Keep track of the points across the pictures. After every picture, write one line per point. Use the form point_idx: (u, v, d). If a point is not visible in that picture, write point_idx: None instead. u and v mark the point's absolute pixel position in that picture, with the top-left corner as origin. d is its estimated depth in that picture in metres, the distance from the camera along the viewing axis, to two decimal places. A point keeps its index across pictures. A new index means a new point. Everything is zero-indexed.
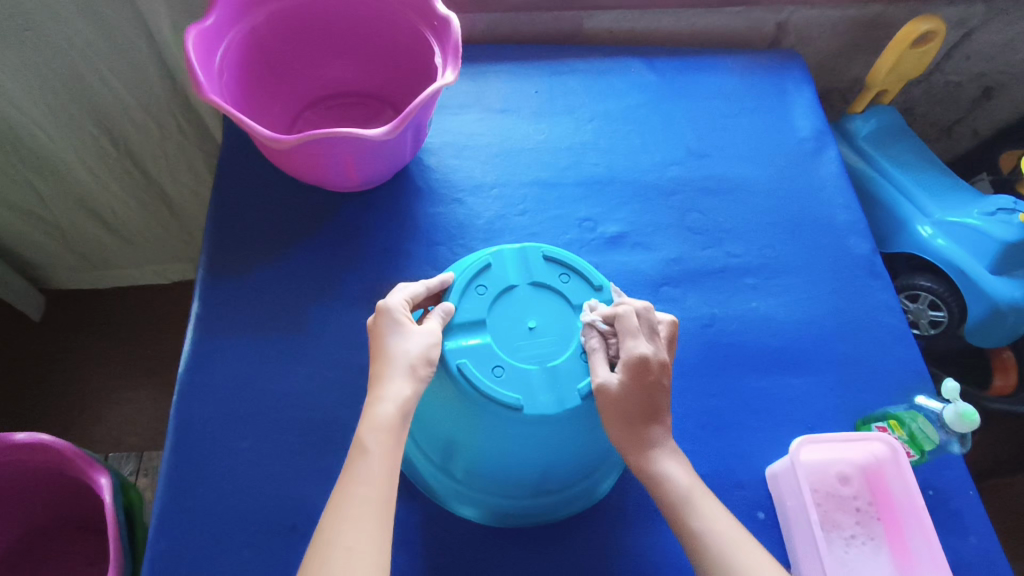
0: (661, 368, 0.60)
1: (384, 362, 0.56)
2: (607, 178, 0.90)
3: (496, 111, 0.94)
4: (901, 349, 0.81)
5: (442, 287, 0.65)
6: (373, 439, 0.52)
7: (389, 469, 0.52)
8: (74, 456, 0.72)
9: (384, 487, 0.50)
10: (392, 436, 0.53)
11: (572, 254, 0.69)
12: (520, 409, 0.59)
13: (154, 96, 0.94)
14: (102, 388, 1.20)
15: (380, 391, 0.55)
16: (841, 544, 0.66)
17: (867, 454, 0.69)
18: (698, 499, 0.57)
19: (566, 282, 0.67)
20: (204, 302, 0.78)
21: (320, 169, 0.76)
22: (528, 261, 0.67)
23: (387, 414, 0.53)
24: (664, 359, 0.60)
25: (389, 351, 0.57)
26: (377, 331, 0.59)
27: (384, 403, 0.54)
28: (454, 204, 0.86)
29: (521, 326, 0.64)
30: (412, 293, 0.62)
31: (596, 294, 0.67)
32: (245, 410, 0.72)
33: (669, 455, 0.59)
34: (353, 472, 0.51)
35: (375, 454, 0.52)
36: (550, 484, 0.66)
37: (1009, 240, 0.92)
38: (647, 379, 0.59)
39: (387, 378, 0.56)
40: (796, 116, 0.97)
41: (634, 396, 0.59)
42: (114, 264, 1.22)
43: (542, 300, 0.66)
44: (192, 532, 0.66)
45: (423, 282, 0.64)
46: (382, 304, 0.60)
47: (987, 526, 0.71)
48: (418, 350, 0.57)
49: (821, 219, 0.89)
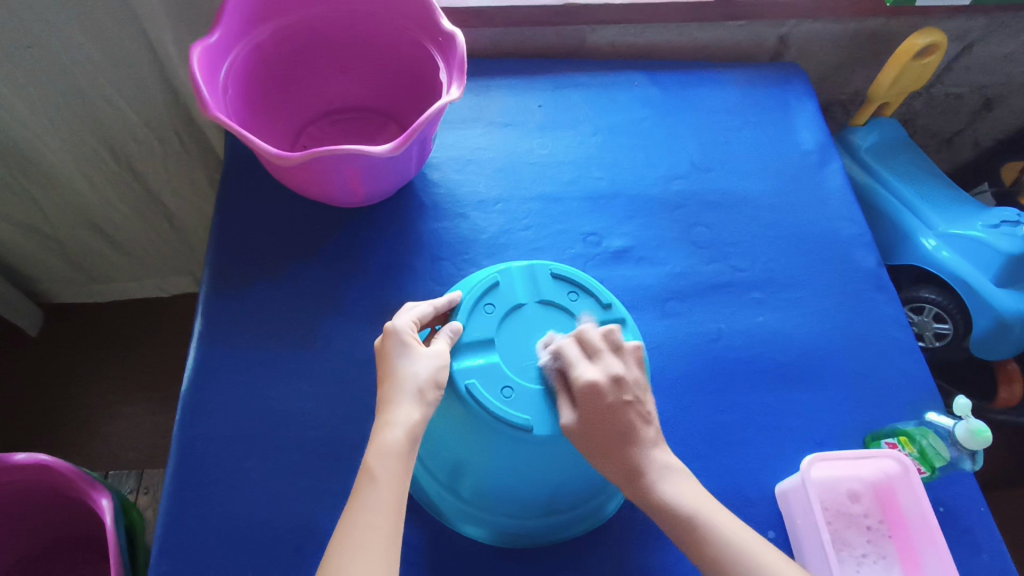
0: (615, 386, 0.60)
1: (393, 386, 0.56)
2: (611, 193, 0.90)
3: (499, 125, 0.94)
4: (908, 364, 0.81)
5: (450, 306, 0.64)
6: (382, 466, 0.52)
7: (397, 496, 0.51)
8: (74, 476, 0.71)
9: (392, 516, 0.50)
10: (401, 462, 0.52)
11: (581, 272, 0.69)
12: (530, 430, 0.59)
13: (156, 111, 0.94)
14: (102, 403, 1.20)
15: (389, 415, 0.54)
16: (853, 564, 0.65)
17: (878, 472, 0.69)
18: (705, 519, 0.57)
19: (574, 300, 0.67)
20: (207, 319, 0.77)
21: (325, 186, 0.76)
22: (536, 279, 0.67)
23: (396, 440, 0.53)
24: (614, 375, 0.60)
25: (398, 374, 0.56)
26: (385, 353, 0.58)
27: (393, 428, 0.53)
28: (459, 219, 0.86)
29: (530, 345, 0.63)
30: (420, 314, 0.62)
31: (604, 313, 0.67)
32: (248, 429, 0.72)
33: (659, 475, 0.59)
34: (361, 499, 0.50)
35: (383, 481, 0.51)
36: (558, 504, 0.65)
37: (1012, 252, 0.92)
38: (602, 404, 0.59)
39: (396, 402, 0.55)
40: (799, 129, 0.97)
41: (598, 424, 0.58)
42: (114, 278, 1.21)
43: (550, 319, 0.65)
44: (195, 555, 0.65)
45: (431, 302, 0.63)
46: (390, 324, 0.59)
47: (998, 543, 0.70)
48: (428, 373, 0.57)
49: (826, 233, 0.89)
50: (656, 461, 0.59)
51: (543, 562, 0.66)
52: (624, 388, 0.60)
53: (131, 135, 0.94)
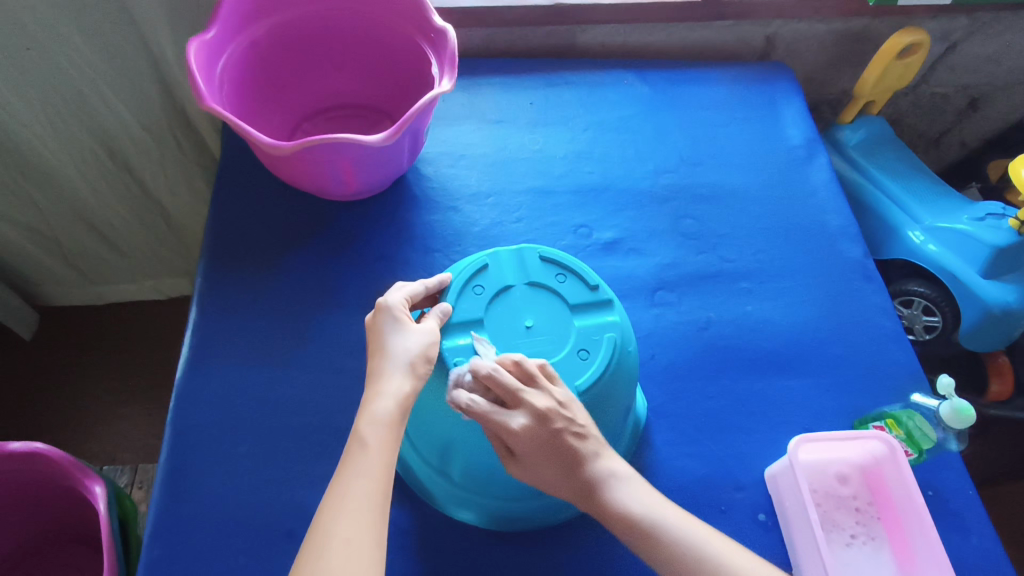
0: (544, 421, 0.57)
1: (384, 359, 0.57)
2: (601, 186, 0.91)
3: (491, 121, 0.95)
4: (896, 350, 0.81)
5: (440, 287, 0.66)
6: (371, 433, 0.52)
7: (387, 464, 0.51)
8: (68, 465, 0.72)
9: (382, 483, 0.50)
10: (391, 432, 0.53)
11: (569, 255, 0.69)
12: None
13: (153, 110, 0.95)
14: (98, 403, 1.20)
15: (379, 387, 0.55)
16: (842, 544, 0.65)
17: (866, 453, 0.69)
18: (659, 522, 0.57)
19: (562, 282, 0.67)
20: (202, 310, 0.78)
21: (319, 176, 0.77)
22: (522, 260, 0.67)
23: (386, 409, 0.54)
24: (541, 413, 0.56)
25: (389, 348, 0.57)
26: (376, 329, 0.60)
27: (384, 399, 0.54)
28: (451, 212, 0.87)
29: (518, 324, 0.64)
30: (411, 292, 0.63)
31: (592, 294, 0.67)
32: (241, 417, 0.72)
33: (610, 485, 0.59)
34: (351, 466, 0.51)
35: (373, 448, 0.51)
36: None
37: (999, 244, 0.93)
38: (541, 439, 0.57)
39: (386, 374, 0.56)
40: (786, 124, 0.99)
41: (537, 460, 0.58)
42: (109, 280, 1.21)
43: (538, 299, 0.66)
44: (188, 539, 0.66)
45: (422, 281, 0.64)
46: (381, 302, 0.60)
47: (987, 526, 0.71)
48: (418, 348, 0.57)
49: (813, 225, 0.90)
50: (606, 473, 0.59)
51: (534, 544, 0.66)
52: (550, 424, 0.57)
53: (127, 135, 0.96)
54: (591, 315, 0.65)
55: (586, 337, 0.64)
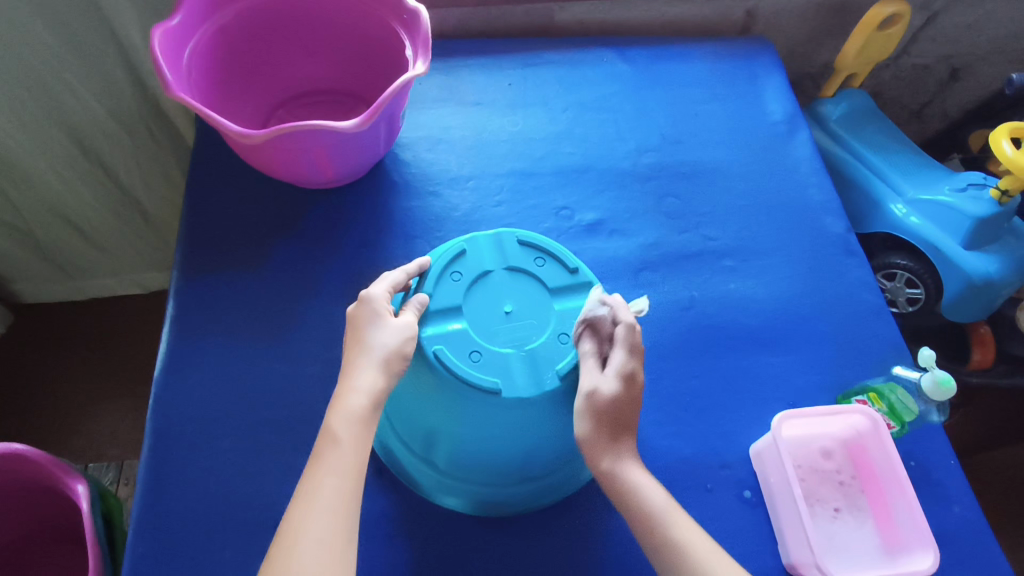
0: (621, 409, 0.60)
1: (360, 353, 0.56)
2: (583, 166, 0.90)
3: (469, 104, 0.94)
4: (879, 324, 0.82)
5: (420, 271, 0.65)
6: (343, 428, 0.52)
7: (359, 461, 0.51)
8: (49, 464, 0.71)
9: (351, 480, 0.50)
10: (364, 428, 0.53)
11: (549, 239, 0.68)
12: (498, 392, 0.59)
13: (123, 102, 0.93)
14: (81, 401, 1.18)
15: (352, 381, 0.55)
16: (826, 518, 0.66)
17: (848, 427, 0.70)
18: (675, 518, 0.57)
19: (541, 266, 0.66)
20: (179, 304, 0.77)
21: (293, 164, 0.75)
22: (501, 243, 0.67)
23: (358, 405, 0.53)
24: (621, 400, 0.59)
25: (366, 342, 0.57)
26: (356, 321, 0.59)
27: (356, 394, 0.54)
28: (431, 197, 0.86)
29: (497, 310, 0.63)
30: (393, 281, 0.62)
31: (572, 277, 0.66)
32: (223, 410, 0.71)
33: (638, 480, 0.58)
34: (322, 461, 0.51)
35: (345, 445, 0.51)
36: (532, 470, 0.65)
37: (982, 215, 0.93)
38: (606, 415, 0.59)
39: (360, 368, 0.55)
40: (768, 100, 0.98)
41: (598, 429, 0.59)
42: (88, 276, 1.19)
43: (517, 284, 0.65)
44: (173, 535, 0.65)
45: (403, 268, 0.63)
46: (364, 294, 0.59)
47: (969, 495, 0.72)
48: (395, 344, 0.57)
49: (795, 200, 0.90)
50: (637, 469, 0.59)
51: (521, 528, 0.67)
52: (622, 408, 0.60)
53: (97, 128, 0.93)
54: (570, 299, 0.65)
55: (566, 322, 0.63)
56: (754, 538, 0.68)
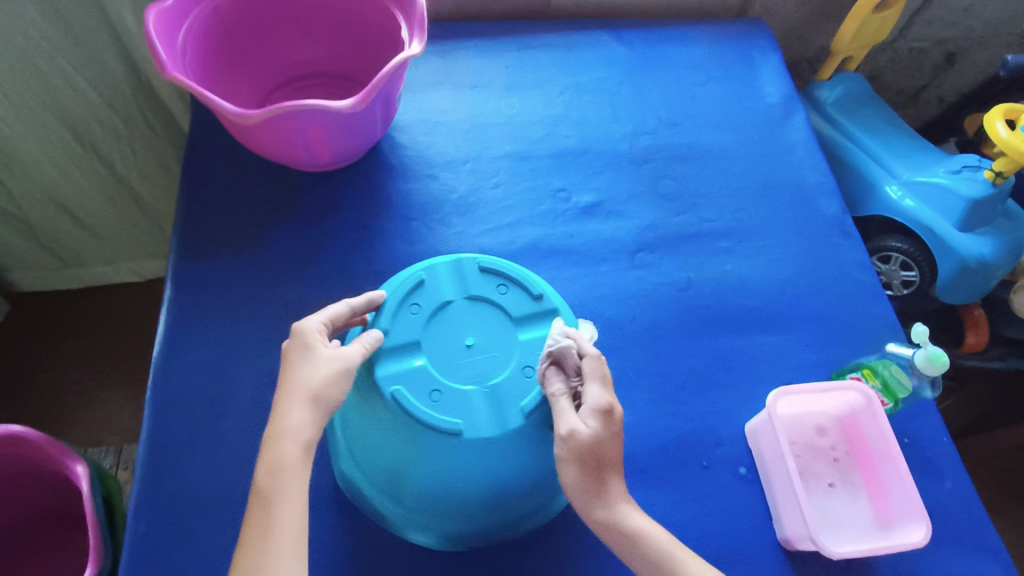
0: (605, 452, 0.58)
1: (286, 391, 0.55)
2: (579, 149, 0.90)
3: (466, 87, 0.93)
4: (873, 304, 0.82)
5: (369, 304, 0.64)
6: (276, 482, 0.52)
7: (295, 514, 0.51)
8: (48, 446, 0.72)
9: (291, 536, 0.50)
10: (297, 477, 0.52)
11: (512, 263, 0.69)
12: (460, 434, 0.59)
13: (119, 90, 0.92)
14: (80, 388, 1.19)
15: (280, 425, 0.54)
16: (820, 494, 0.66)
17: (843, 404, 0.70)
18: (680, 556, 0.56)
19: (503, 293, 0.67)
20: (177, 287, 0.77)
21: (289, 146, 0.75)
22: (465, 273, 0.68)
23: (289, 453, 0.53)
24: (601, 439, 0.58)
25: (294, 379, 0.56)
26: (288, 358, 0.58)
27: (285, 442, 0.53)
28: (428, 179, 0.86)
29: (458, 343, 0.64)
30: (331, 314, 0.61)
31: (535, 303, 0.67)
32: (221, 391, 0.72)
33: (637, 527, 0.57)
34: (258, 521, 0.50)
35: (279, 500, 0.51)
36: (500, 507, 0.62)
37: (976, 197, 0.94)
38: (591, 461, 0.58)
39: (286, 410, 0.54)
40: (764, 83, 0.98)
41: (585, 478, 0.58)
42: (84, 264, 1.18)
43: (480, 314, 0.66)
44: (172, 514, 0.65)
45: (346, 301, 0.62)
46: (297, 329, 0.59)
47: (961, 472, 0.72)
48: (322, 378, 0.56)
49: (791, 182, 0.90)
50: (634, 518, 0.58)
51: None
52: (605, 450, 0.58)
53: (92, 114, 0.93)
54: (534, 329, 0.66)
55: (529, 354, 0.64)
56: (749, 515, 0.69)
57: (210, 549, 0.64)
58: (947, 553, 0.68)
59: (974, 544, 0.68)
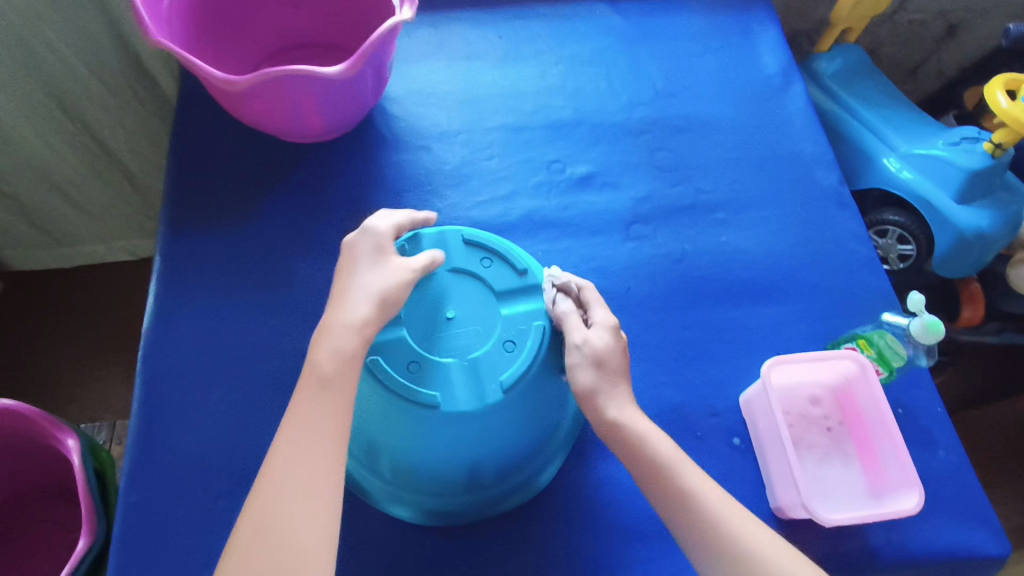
0: (615, 359, 0.58)
1: (353, 288, 0.56)
2: (574, 121, 0.89)
3: (459, 58, 0.92)
4: (869, 275, 0.82)
5: (422, 223, 0.65)
6: (333, 365, 0.52)
7: (344, 402, 0.51)
8: (39, 420, 0.71)
9: (336, 421, 0.50)
10: (355, 365, 0.53)
11: (497, 237, 0.65)
12: (436, 407, 0.56)
13: (105, 61, 0.90)
14: (74, 366, 1.18)
15: (343, 313, 0.55)
16: (813, 462, 0.66)
17: (837, 374, 0.70)
18: (681, 465, 0.54)
19: (487, 267, 0.63)
20: (166, 260, 0.76)
21: (279, 115, 0.74)
22: (445, 244, 0.64)
23: (350, 341, 0.53)
24: (610, 348, 0.58)
25: (362, 278, 0.57)
26: (355, 255, 0.59)
27: (347, 330, 0.54)
28: (420, 151, 0.85)
29: (438, 315, 0.60)
30: (398, 222, 0.63)
31: (520, 279, 0.63)
32: (213, 364, 0.71)
33: (641, 433, 0.55)
34: (309, 399, 0.51)
35: (334, 383, 0.51)
36: (481, 481, 0.61)
37: (975, 168, 0.93)
38: (603, 370, 0.57)
39: (351, 301, 0.55)
40: (762, 53, 0.97)
41: (600, 384, 0.57)
42: (76, 243, 1.17)
43: (460, 286, 0.62)
44: (164, 486, 0.65)
45: (407, 214, 0.64)
46: (369, 228, 0.60)
47: (954, 440, 0.73)
48: (389, 279, 0.57)
49: (789, 153, 0.89)
50: (639, 424, 0.56)
51: None
52: (614, 359, 0.58)
53: (78, 88, 0.91)
54: (517, 303, 0.62)
55: (512, 328, 0.60)
56: (743, 484, 0.69)
57: (202, 520, 0.64)
58: (939, 521, 0.68)
59: (966, 511, 0.69)
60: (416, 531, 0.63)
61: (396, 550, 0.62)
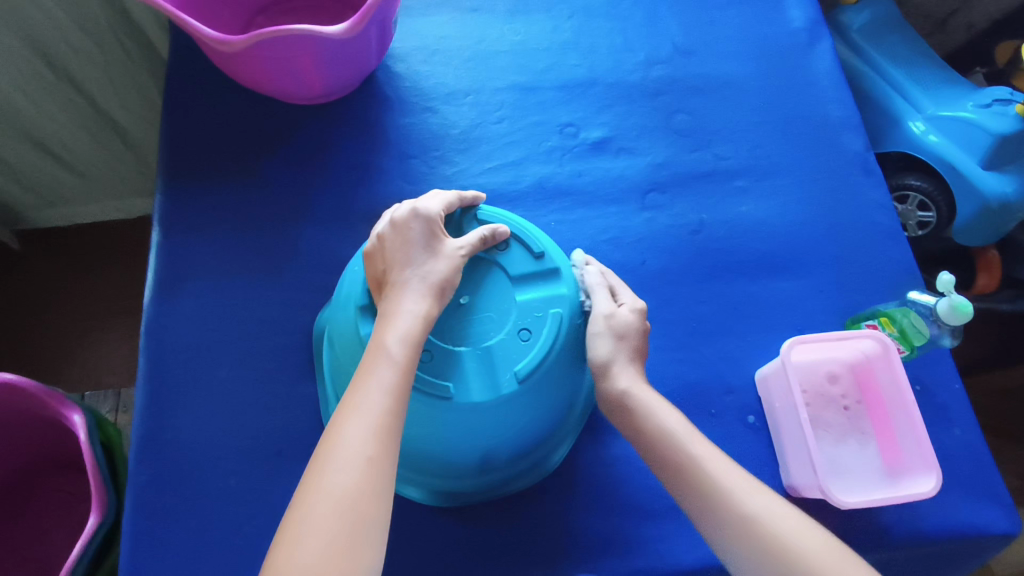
0: (639, 336, 0.61)
1: (414, 274, 0.55)
2: (588, 80, 0.84)
3: (465, 11, 0.86)
4: (892, 248, 0.79)
5: (473, 202, 0.63)
6: (394, 345, 0.51)
7: (402, 380, 0.50)
8: (42, 395, 0.70)
9: (392, 400, 0.49)
10: (415, 348, 0.51)
11: (514, 219, 0.62)
12: (450, 398, 0.54)
13: (89, 12, 0.85)
14: (72, 329, 1.15)
15: (398, 302, 0.53)
16: (830, 442, 0.66)
17: (857, 352, 0.68)
18: (685, 437, 0.56)
19: (503, 249, 0.60)
20: (165, 230, 0.73)
21: (278, 76, 0.70)
22: (461, 230, 0.63)
23: (408, 327, 0.52)
24: (634, 321, 0.61)
25: (423, 264, 0.56)
26: (406, 237, 0.57)
27: (403, 318, 0.52)
28: (427, 113, 0.81)
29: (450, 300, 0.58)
30: (448, 201, 0.61)
31: (537, 263, 0.60)
32: (217, 339, 0.69)
33: (647, 407, 0.57)
34: (369, 373, 0.49)
35: (396, 361, 0.50)
36: (493, 464, 0.61)
37: (1003, 132, 0.88)
38: (626, 343, 0.60)
39: (407, 290, 0.54)
40: (788, 6, 0.91)
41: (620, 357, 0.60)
42: (68, 203, 1.13)
43: (473, 272, 0.60)
44: (174, 463, 0.64)
45: (456, 192, 0.62)
46: (421, 211, 0.58)
47: (972, 418, 0.72)
48: (444, 269, 0.56)
49: (814, 117, 0.85)
50: (643, 399, 0.58)
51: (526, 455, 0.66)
52: (636, 335, 0.61)
53: (64, 42, 0.86)
54: (535, 288, 0.60)
55: (528, 315, 0.58)
56: (758, 461, 0.68)
57: (214, 498, 0.63)
58: (954, 498, 0.68)
59: (980, 489, 0.68)
60: (430, 512, 0.62)
61: (412, 528, 0.62)
